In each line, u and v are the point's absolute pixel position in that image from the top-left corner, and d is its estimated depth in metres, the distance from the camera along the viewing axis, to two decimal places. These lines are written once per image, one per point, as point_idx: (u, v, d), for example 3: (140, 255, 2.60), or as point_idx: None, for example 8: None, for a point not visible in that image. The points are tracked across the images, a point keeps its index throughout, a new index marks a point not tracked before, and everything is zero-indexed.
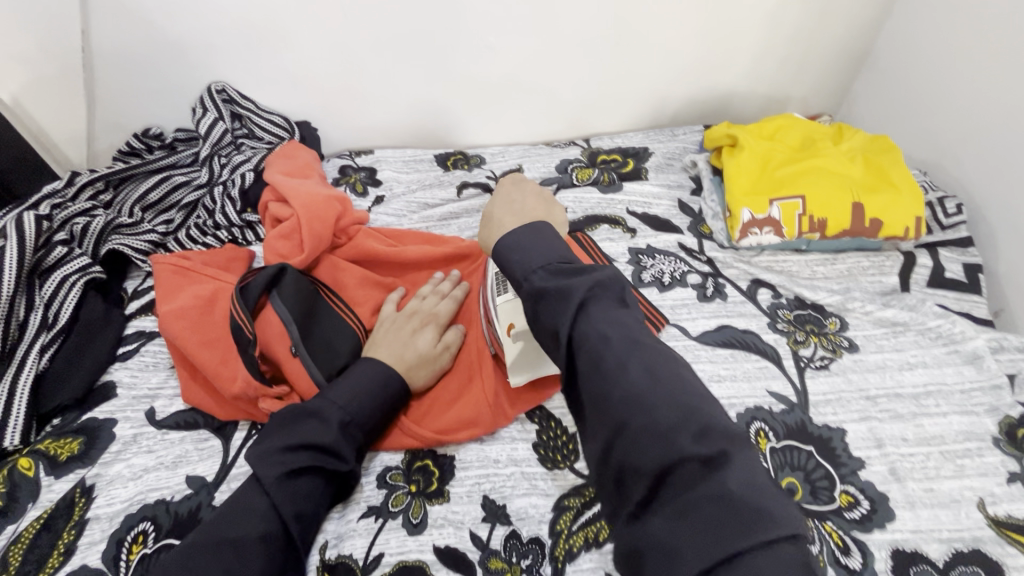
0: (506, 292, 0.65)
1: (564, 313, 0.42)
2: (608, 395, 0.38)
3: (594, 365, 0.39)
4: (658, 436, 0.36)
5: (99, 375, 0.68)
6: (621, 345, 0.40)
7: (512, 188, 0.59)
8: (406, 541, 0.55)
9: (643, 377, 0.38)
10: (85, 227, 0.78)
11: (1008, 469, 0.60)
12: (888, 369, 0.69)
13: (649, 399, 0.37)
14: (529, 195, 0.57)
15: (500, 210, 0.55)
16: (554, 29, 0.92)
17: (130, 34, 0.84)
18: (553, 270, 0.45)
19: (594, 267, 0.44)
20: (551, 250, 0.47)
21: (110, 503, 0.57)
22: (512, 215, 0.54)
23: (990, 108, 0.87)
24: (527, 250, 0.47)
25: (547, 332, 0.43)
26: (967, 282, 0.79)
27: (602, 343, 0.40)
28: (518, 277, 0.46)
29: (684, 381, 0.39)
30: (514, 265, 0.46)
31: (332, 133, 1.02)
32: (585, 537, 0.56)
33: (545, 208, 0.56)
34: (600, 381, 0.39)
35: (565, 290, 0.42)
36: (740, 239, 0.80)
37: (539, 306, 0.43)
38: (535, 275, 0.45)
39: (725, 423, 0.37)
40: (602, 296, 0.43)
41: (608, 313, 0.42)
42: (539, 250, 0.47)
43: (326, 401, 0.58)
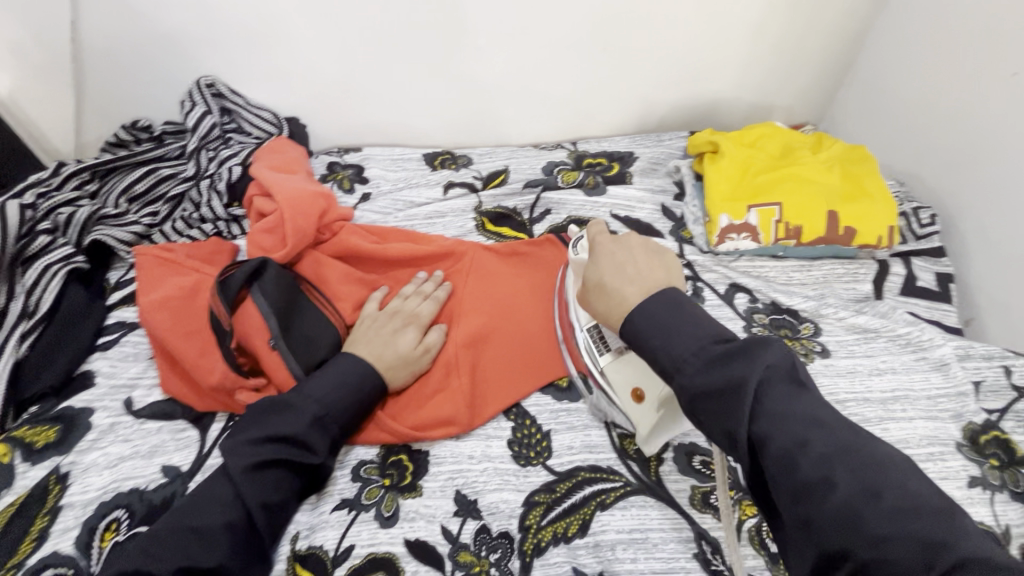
0: (607, 351, 0.63)
1: (736, 413, 0.41)
2: (815, 516, 0.37)
3: (786, 472, 0.39)
4: (891, 574, 0.33)
5: (78, 363, 0.69)
6: (814, 448, 0.39)
7: (621, 244, 0.57)
8: (378, 533, 0.56)
9: (854, 490, 0.36)
10: (70, 216, 0.78)
11: (969, 473, 0.62)
12: (858, 375, 0.70)
13: (865, 517, 0.35)
14: (642, 255, 0.56)
15: (617, 276, 0.53)
16: (543, 31, 0.93)
17: (121, 25, 0.84)
18: (707, 359, 0.44)
19: (759, 348, 0.43)
20: (692, 334, 0.46)
21: (85, 490, 0.57)
22: (630, 282, 0.52)
23: (970, 119, 0.88)
24: (664, 331, 0.47)
25: (718, 434, 0.43)
26: (939, 291, 0.81)
27: (793, 448, 0.39)
28: (666, 368, 0.46)
29: (907, 491, 0.36)
30: (658, 355, 0.47)
31: (321, 129, 1.02)
32: (554, 531, 0.57)
33: (661, 266, 0.55)
34: (797, 497, 0.38)
35: (732, 383, 0.42)
36: (718, 244, 0.82)
37: (704, 407, 0.43)
38: (687, 364, 0.45)
39: (987, 550, 0.33)
40: (776, 383, 0.42)
41: (791, 407, 0.41)
42: (680, 335, 0.46)
43: (300, 394, 0.58)
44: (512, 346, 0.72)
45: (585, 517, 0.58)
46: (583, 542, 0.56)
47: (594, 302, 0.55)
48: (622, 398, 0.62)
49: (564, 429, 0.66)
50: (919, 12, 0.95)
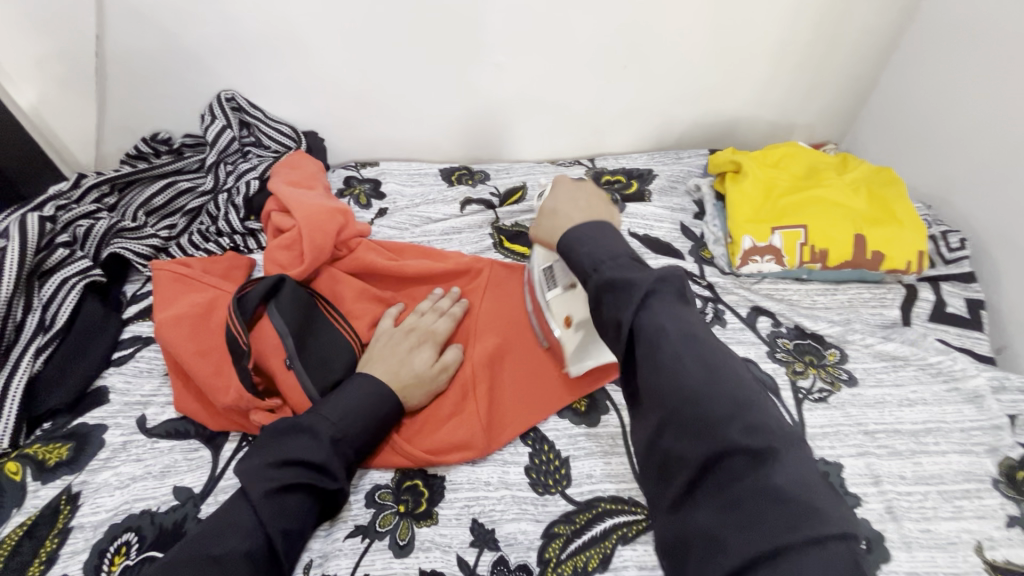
0: (556, 286, 0.65)
1: (625, 303, 0.43)
2: (664, 386, 0.41)
3: (650, 352, 0.42)
4: (710, 427, 0.38)
5: (93, 379, 0.68)
6: (676, 336, 0.42)
7: (574, 185, 0.62)
8: (393, 563, 0.55)
9: (700, 371, 0.40)
10: (89, 228, 0.78)
11: (1007, 512, 0.59)
12: (887, 405, 0.68)
13: (702, 396, 0.39)
14: (593, 196, 0.62)
15: (567, 206, 0.59)
16: (564, 49, 0.92)
17: (143, 40, 0.85)
18: (617, 264, 0.47)
19: (653, 265, 0.46)
20: (608, 246, 0.49)
21: (95, 511, 0.57)
22: (577, 212, 0.58)
23: (1000, 143, 0.86)
24: (596, 240, 0.50)
25: (609, 324, 0.45)
26: (970, 318, 0.78)
27: (660, 336, 0.42)
28: (587, 268, 0.48)
29: (736, 374, 0.41)
30: (583, 257, 0.49)
31: (339, 144, 1.02)
32: (574, 565, 0.55)
33: (607, 210, 0.61)
34: (653, 373, 0.41)
35: (628, 284, 0.44)
36: (740, 266, 0.80)
37: (604, 301, 0.45)
38: (603, 267, 0.47)
39: (779, 423, 0.39)
40: (664, 293, 0.44)
41: (672, 309, 0.43)
42: (601, 245, 0.49)
43: (317, 416, 0.57)
44: (522, 368, 0.70)
45: (606, 550, 0.56)
46: None
47: (542, 227, 0.60)
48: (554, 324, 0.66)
49: (583, 454, 0.64)
50: (946, 30, 0.93)
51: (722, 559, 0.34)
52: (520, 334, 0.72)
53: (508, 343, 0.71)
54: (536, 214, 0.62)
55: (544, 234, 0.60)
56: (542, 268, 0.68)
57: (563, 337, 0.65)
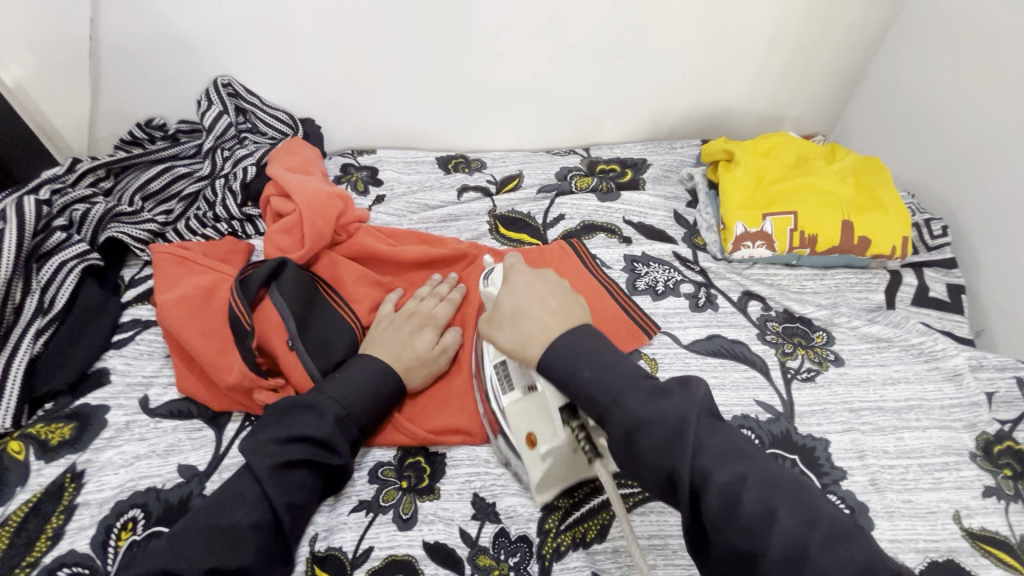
0: (515, 388, 0.58)
1: (679, 453, 0.41)
2: (755, 545, 0.38)
3: (728, 511, 0.39)
4: None
5: (93, 361, 0.68)
6: (749, 480, 0.40)
7: (527, 277, 0.57)
8: (397, 536, 0.56)
9: (787, 517, 0.38)
10: (86, 214, 0.78)
11: (984, 483, 0.62)
12: (872, 384, 0.71)
13: (806, 546, 0.37)
14: (554, 287, 0.56)
15: (535, 306, 0.53)
16: (560, 39, 0.93)
17: (139, 24, 0.85)
18: (642, 393, 0.45)
19: (681, 387, 0.45)
20: (619, 372, 0.47)
21: (101, 489, 0.57)
22: (550, 315, 0.52)
23: (981, 135, 0.89)
24: (593, 359, 0.48)
25: (656, 473, 0.42)
26: (950, 301, 0.81)
27: (735, 484, 0.40)
28: (604, 401, 0.46)
29: (821, 508, 0.40)
30: (592, 391, 0.46)
31: (335, 131, 1.03)
32: (573, 536, 0.57)
33: (574, 301, 0.55)
34: (733, 529, 0.39)
35: (675, 427, 0.42)
36: (732, 251, 0.82)
37: (638, 443, 0.43)
38: (623, 398, 0.45)
39: (878, 554, 0.38)
40: (705, 420, 0.43)
41: (721, 443, 0.42)
42: (614, 372, 0.47)
43: (321, 394, 0.58)
44: (439, 415, 0.66)
45: (604, 522, 0.58)
46: (601, 547, 0.56)
47: (508, 333, 0.54)
48: (516, 438, 0.58)
49: None
50: (930, 26, 0.96)
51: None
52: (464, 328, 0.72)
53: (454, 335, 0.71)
54: (497, 313, 0.55)
55: (506, 341, 0.54)
56: (495, 363, 0.61)
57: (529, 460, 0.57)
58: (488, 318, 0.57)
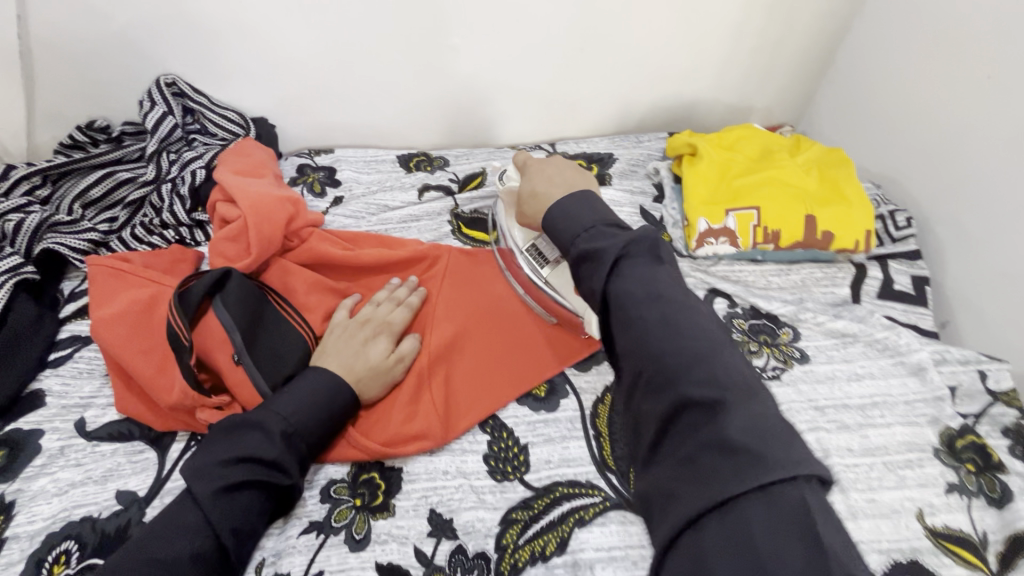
0: (546, 263, 0.72)
1: (597, 273, 0.46)
2: (637, 346, 0.42)
3: (624, 316, 0.43)
4: (668, 381, 0.39)
5: (26, 382, 0.64)
6: (648, 297, 0.43)
7: (548, 162, 0.67)
8: (348, 558, 0.54)
9: (661, 323, 0.42)
10: (19, 222, 0.73)
11: (947, 479, 0.62)
12: (837, 380, 0.70)
13: (669, 349, 0.40)
14: (566, 170, 0.65)
15: (545, 185, 0.63)
16: (522, 30, 0.90)
17: (72, 20, 0.80)
18: (589, 235, 0.49)
19: (627, 229, 0.48)
20: (585, 216, 0.52)
21: (32, 520, 0.54)
22: (555, 188, 0.62)
23: (948, 125, 0.88)
24: (570, 216, 0.52)
25: (586, 290, 0.48)
26: (915, 294, 0.81)
27: (629, 297, 0.43)
28: (565, 242, 0.51)
29: (702, 329, 0.42)
30: (563, 235, 0.52)
31: (291, 131, 0.98)
32: (532, 550, 0.55)
33: (582, 177, 0.65)
34: (628, 335, 0.42)
35: (600, 251, 0.47)
36: (696, 248, 0.81)
37: (583, 269, 0.48)
38: (580, 238, 0.50)
39: (740, 375, 0.39)
40: (637, 256, 0.46)
41: (641, 269, 0.45)
42: (579, 216, 0.52)
43: (267, 411, 0.56)
44: (492, 343, 0.72)
45: (564, 534, 0.56)
46: (561, 560, 0.55)
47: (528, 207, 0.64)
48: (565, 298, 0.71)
49: (542, 441, 0.64)
50: (895, 14, 0.95)
51: (677, 509, 0.35)
52: (488, 317, 0.74)
53: (475, 320, 0.73)
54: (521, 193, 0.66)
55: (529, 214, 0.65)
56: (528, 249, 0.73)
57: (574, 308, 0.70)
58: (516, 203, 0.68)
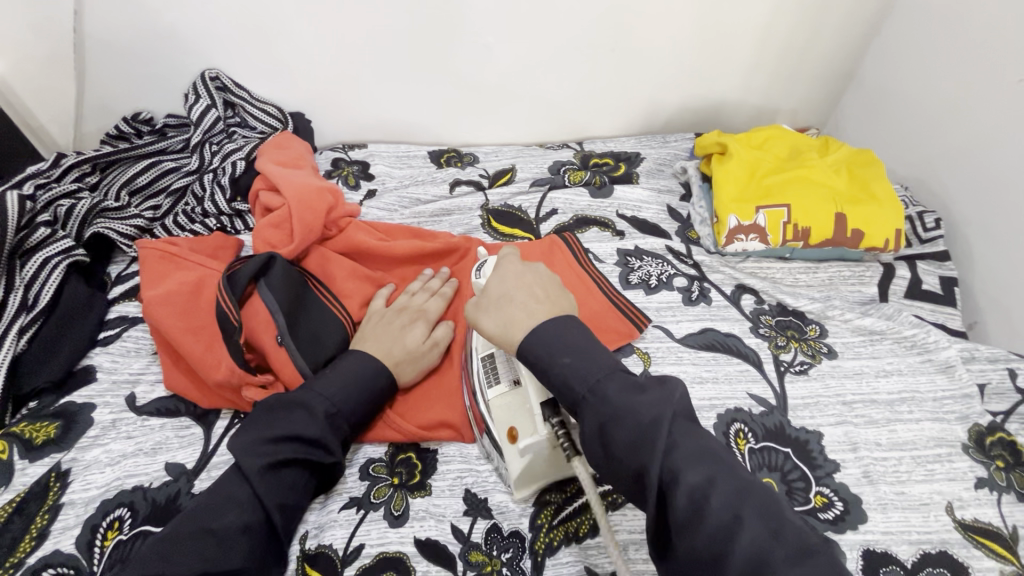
0: (500, 382, 0.59)
1: (651, 451, 0.41)
2: (720, 548, 0.37)
3: (697, 517, 0.38)
4: None
5: (79, 358, 0.67)
6: (719, 485, 0.40)
7: (527, 268, 0.59)
8: (388, 532, 0.55)
9: (758, 527, 0.38)
10: (71, 208, 0.76)
11: (976, 474, 0.62)
12: (864, 376, 0.71)
13: (775, 560, 0.36)
14: (544, 280, 0.58)
15: (520, 292, 0.55)
16: (554, 30, 0.92)
17: (122, 16, 0.83)
18: (618, 388, 0.45)
19: (660, 386, 0.45)
20: (595, 362, 0.47)
21: (86, 488, 0.56)
22: (534, 300, 0.54)
23: (981, 127, 0.88)
24: (584, 355, 0.48)
25: (627, 473, 0.42)
26: (943, 294, 0.81)
27: (702, 487, 0.39)
28: (578, 394, 0.46)
29: (796, 527, 0.38)
30: (572, 377, 0.47)
31: (326, 126, 1.01)
32: (566, 531, 0.57)
33: (560, 295, 0.57)
34: (698, 537, 0.38)
35: (647, 421, 0.42)
36: (726, 244, 0.82)
37: (611, 436, 0.43)
38: (605, 394, 0.45)
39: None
40: (680, 420, 0.43)
41: (693, 442, 0.42)
42: (590, 359, 0.47)
43: (311, 391, 0.58)
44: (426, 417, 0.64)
45: (597, 516, 0.58)
46: (594, 542, 0.56)
47: (489, 315, 0.54)
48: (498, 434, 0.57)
49: None
50: (922, 20, 0.96)
51: None
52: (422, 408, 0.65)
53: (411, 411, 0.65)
54: (481, 298, 0.56)
55: (490, 325, 0.54)
56: (483, 356, 0.62)
57: (507, 456, 0.56)
58: (468, 306, 0.58)
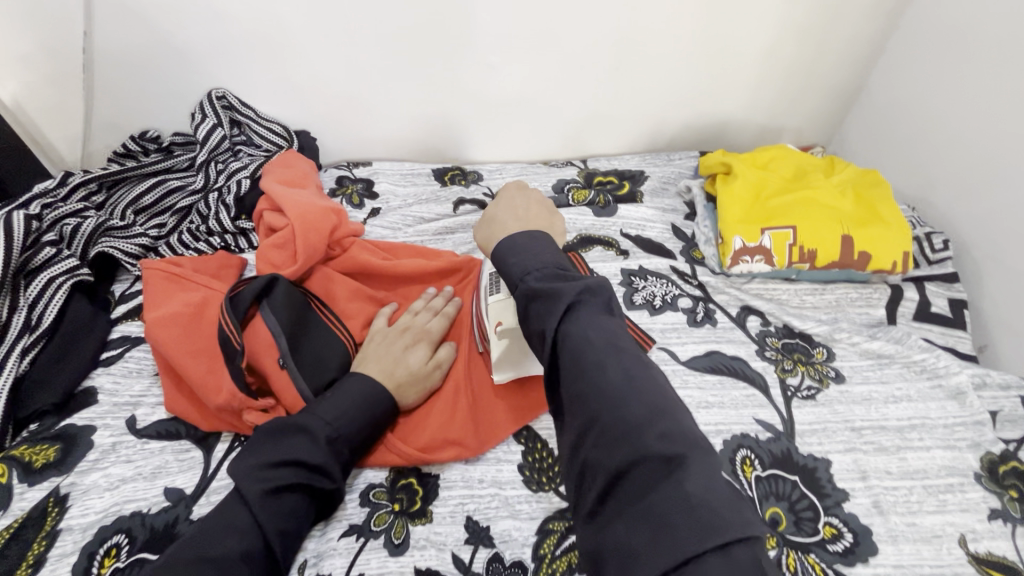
0: (500, 291, 0.65)
1: (551, 312, 0.43)
2: (583, 389, 0.39)
3: (574, 363, 0.41)
4: (626, 434, 0.37)
5: (80, 380, 0.67)
6: (600, 342, 0.41)
7: (519, 198, 0.64)
8: (388, 562, 0.54)
9: (622, 376, 0.39)
10: (76, 228, 0.77)
11: (990, 505, 0.61)
12: (874, 402, 0.70)
13: (625, 400, 0.38)
14: (531, 205, 0.63)
15: (506, 212, 0.61)
16: (559, 49, 0.93)
17: (131, 36, 0.84)
18: (541, 275, 0.47)
19: (583, 275, 0.46)
20: (540, 255, 0.49)
21: (84, 513, 0.56)
22: (513, 219, 0.60)
23: (989, 148, 0.87)
24: (524, 251, 0.50)
25: (534, 334, 0.44)
26: (952, 317, 0.80)
27: (584, 344, 0.41)
28: (515, 278, 0.49)
29: (661, 388, 0.40)
30: (513, 268, 0.49)
31: (331, 143, 1.02)
32: (569, 562, 0.55)
33: (544, 219, 0.62)
34: (575, 380, 0.40)
35: (554, 292, 0.44)
36: (731, 265, 0.81)
37: (530, 308, 0.45)
38: (530, 277, 0.47)
39: (697, 433, 0.37)
40: (590, 304, 0.44)
41: (596, 320, 0.43)
42: (532, 254, 0.49)
43: (312, 415, 0.57)
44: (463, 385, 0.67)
45: None
46: None
47: (480, 230, 0.61)
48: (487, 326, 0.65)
49: None
50: (927, 40, 0.96)
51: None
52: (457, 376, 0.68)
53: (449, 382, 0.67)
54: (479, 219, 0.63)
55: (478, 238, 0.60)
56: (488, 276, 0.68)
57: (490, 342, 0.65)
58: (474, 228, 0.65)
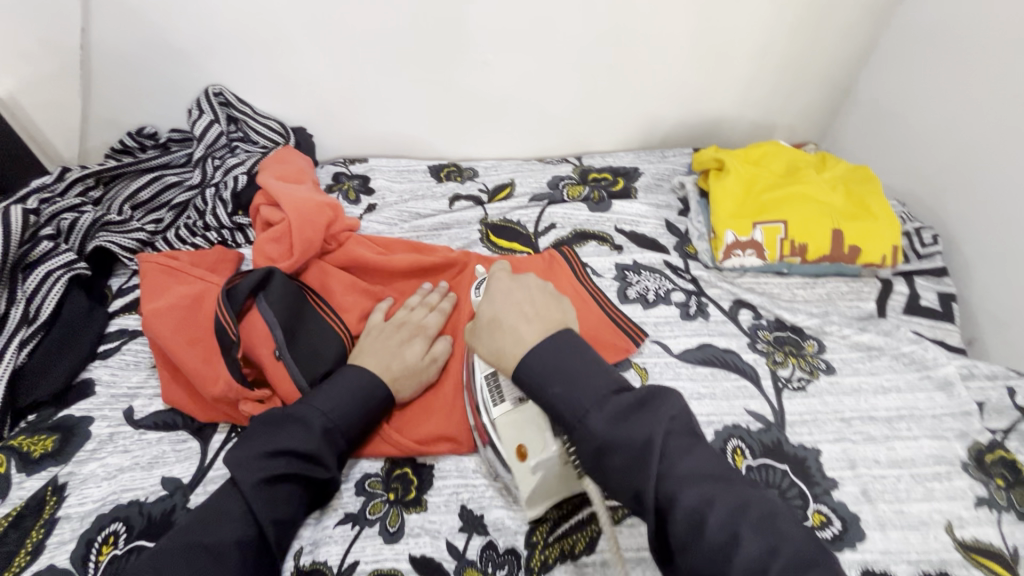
0: (504, 400, 0.58)
1: (643, 474, 0.41)
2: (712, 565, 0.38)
3: (692, 533, 0.39)
4: None
5: (78, 371, 0.68)
6: (715, 502, 0.40)
7: (519, 281, 0.54)
8: (383, 549, 0.55)
9: (754, 541, 0.38)
10: (74, 222, 0.77)
11: (976, 492, 0.62)
12: (863, 392, 0.71)
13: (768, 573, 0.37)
14: (536, 292, 0.53)
15: (512, 313, 0.50)
16: (554, 47, 0.94)
17: (130, 34, 0.85)
18: (611, 413, 0.43)
19: (654, 401, 0.44)
20: (591, 383, 0.45)
21: (82, 502, 0.56)
22: (525, 320, 0.49)
23: (978, 144, 0.88)
24: (569, 381, 0.45)
25: (623, 494, 0.42)
26: (941, 310, 0.81)
27: (698, 507, 0.39)
28: (574, 424, 0.44)
29: (790, 532, 0.39)
30: (561, 404, 0.44)
31: (328, 140, 1.03)
32: (561, 548, 0.56)
33: (557, 306, 0.52)
34: (696, 550, 0.39)
35: (642, 445, 0.41)
36: (723, 260, 0.82)
37: (607, 462, 0.42)
38: (592, 417, 0.43)
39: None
40: (676, 436, 0.42)
41: (691, 459, 0.41)
42: (579, 382, 0.45)
43: (308, 406, 0.58)
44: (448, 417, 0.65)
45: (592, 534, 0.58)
46: (590, 559, 0.56)
47: (484, 343, 0.50)
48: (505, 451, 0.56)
49: None
50: (917, 38, 0.97)
51: None
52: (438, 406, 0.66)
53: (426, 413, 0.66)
54: (477, 322, 0.52)
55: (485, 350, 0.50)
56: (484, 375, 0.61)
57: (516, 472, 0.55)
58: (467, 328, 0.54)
